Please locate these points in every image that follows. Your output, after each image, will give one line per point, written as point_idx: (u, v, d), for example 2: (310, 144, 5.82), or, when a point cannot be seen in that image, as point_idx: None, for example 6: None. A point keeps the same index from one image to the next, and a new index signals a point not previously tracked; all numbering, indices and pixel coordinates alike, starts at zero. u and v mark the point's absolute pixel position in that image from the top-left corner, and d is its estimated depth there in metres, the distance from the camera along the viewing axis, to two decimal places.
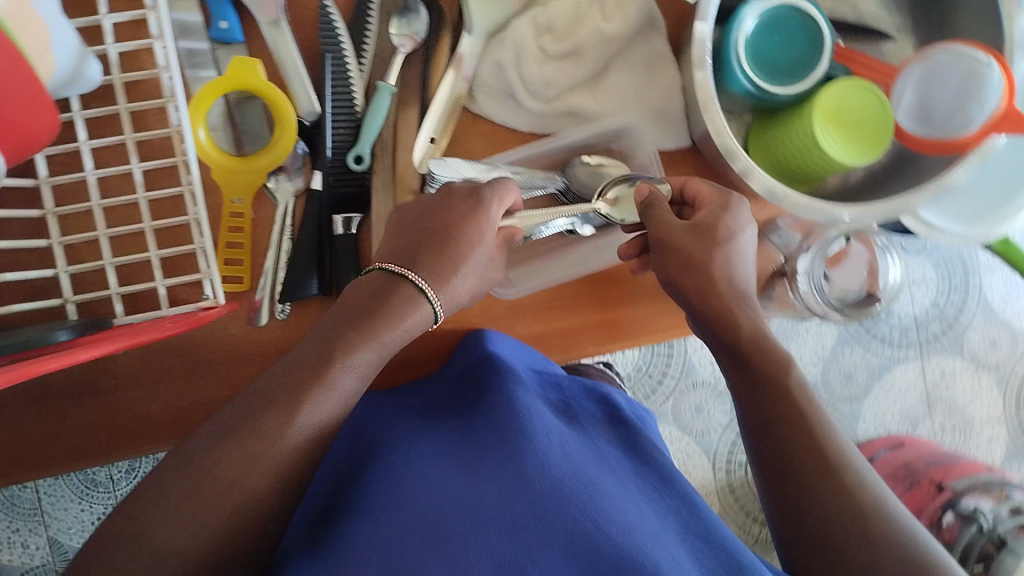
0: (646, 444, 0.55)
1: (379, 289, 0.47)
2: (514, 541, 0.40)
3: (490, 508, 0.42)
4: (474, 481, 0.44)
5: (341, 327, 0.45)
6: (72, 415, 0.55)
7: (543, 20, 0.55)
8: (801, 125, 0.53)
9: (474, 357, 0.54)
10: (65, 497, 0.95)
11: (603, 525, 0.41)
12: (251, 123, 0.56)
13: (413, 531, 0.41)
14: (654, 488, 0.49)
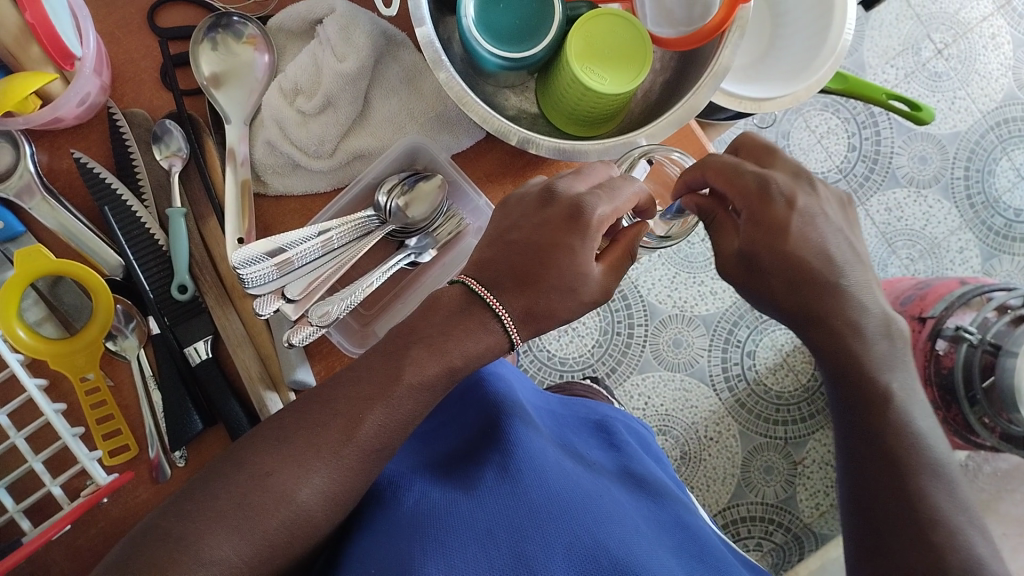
0: (633, 463, 0.59)
1: (458, 309, 0.47)
2: (509, 554, 0.42)
3: (485, 522, 0.44)
4: (470, 493, 0.47)
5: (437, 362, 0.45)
6: None
7: (288, 85, 0.55)
8: (566, 75, 0.53)
9: (467, 381, 0.60)
10: None
11: (594, 522, 0.45)
12: (71, 301, 0.56)
13: (413, 525, 0.44)
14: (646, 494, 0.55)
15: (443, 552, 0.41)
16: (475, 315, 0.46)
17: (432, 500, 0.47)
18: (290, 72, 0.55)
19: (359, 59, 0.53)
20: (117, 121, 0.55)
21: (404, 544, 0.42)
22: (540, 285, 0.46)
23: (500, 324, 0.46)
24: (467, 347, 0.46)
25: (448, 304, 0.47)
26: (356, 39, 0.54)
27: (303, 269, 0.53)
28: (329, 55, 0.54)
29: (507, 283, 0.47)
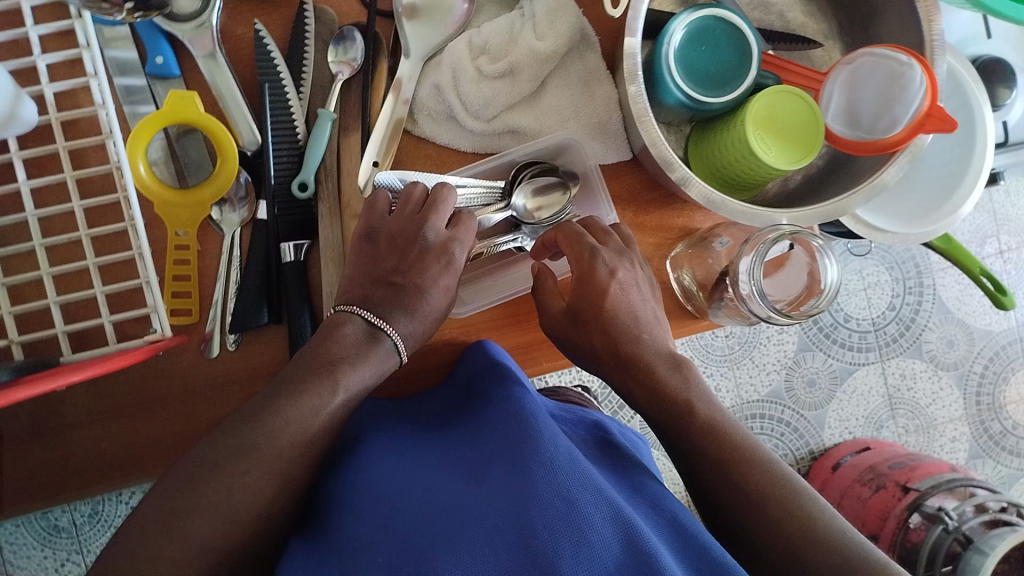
0: (639, 465, 0.57)
1: (360, 338, 0.49)
2: (520, 550, 0.41)
3: (489, 517, 0.43)
4: (478, 486, 0.46)
5: (315, 366, 0.47)
6: (26, 459, 0.54)
7: (478, 41, 0.56)
8: (734, 133, 0.54)
9: (476, 368, 0.55)
10: (28, 544, 0.96)
11: (605, 512, 0.43)
12: (192, 156, 0.55)
13: (428, 525, 0.44)
14: (644, 484, 0.53)
15: (459, 561, 0.41)
16: (377, 342, 0.49)
17: (444, 492, 0.46)
18: (485, 30, 0.56)
19: (555, 44, 0.55)
20: (306, 12, 0.56)
21: (416, 552, 0.42)
22: (398, 296, 0.51)
23: (396, 351, 0.50)
24: (380, 368, 0.49)
25: (347, 333, 0.49)
26: (560, 26, 0.55)
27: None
28: (529, 30, 0.55)
29: (397, 316, 0.51)
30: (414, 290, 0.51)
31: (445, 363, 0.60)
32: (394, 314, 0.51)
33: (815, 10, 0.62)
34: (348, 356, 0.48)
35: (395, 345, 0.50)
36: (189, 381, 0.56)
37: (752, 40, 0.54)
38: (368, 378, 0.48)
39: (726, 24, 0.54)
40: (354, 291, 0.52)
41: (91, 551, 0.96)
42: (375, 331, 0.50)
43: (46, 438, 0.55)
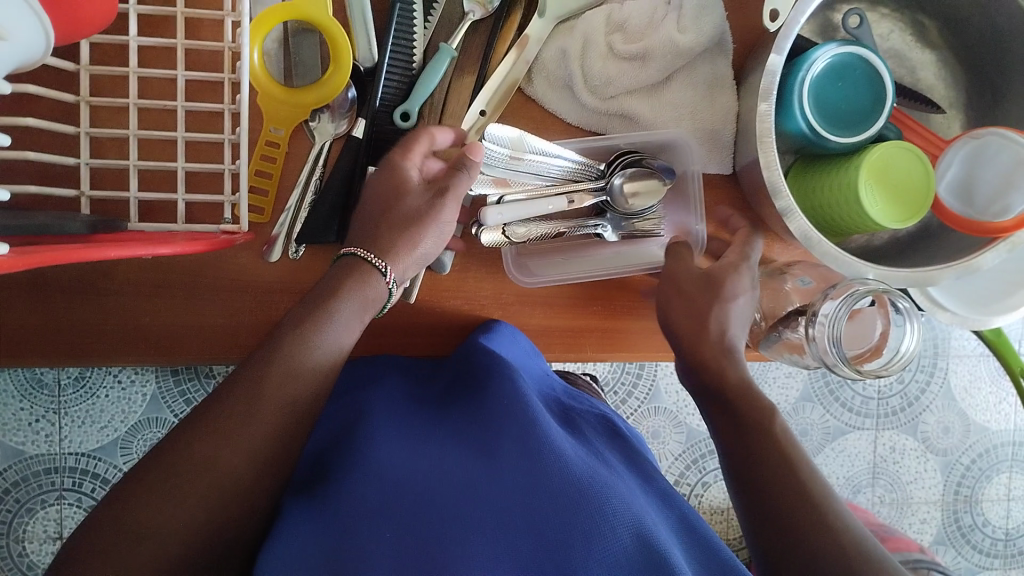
0: (645, 455, 0.55)
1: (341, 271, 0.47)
2: (528, 538, 0.41)
3: (494, 507, 0.43)
4: (484, 473, 0.45)
5: (302, 316, 0.44)
6: (64, 313, 0.54)
7: (617, 18, 0.54)
8: (844, 175, 0.53)
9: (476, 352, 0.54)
10: (6, 392, 0.92)
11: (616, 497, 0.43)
12: (305, 56, 0.54)
13: (430, 504, 0.43)
14: (648, 470, 0.52)
15: (466, 544, 0.40)
16: (360, 271, 0.47)
17: (447, 468, 0.46)
18: (628, 7, 0.54)
19: (695, 42, 0.53)
20: None
21: (417, 534, 0.41)
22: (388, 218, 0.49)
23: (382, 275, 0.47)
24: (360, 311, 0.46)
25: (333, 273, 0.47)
26: (703, 24, 0.54)
27: (525, 175, 0.55)
28: (672, 21, 0.54)
29: (384, 239, 0.48)
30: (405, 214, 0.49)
31: None
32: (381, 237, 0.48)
33: (948, 75, 0.61)
34: (320, 296, 0.45)
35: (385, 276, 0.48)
36: (245, 279, 0.55)
37: (890, 89, 0.53)
38: (343, 327, 0.45)
39: (867, 67, 0.53)
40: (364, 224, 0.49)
41: (68, 414, 0.94)
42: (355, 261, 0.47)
43: (89, 297, 0.54)
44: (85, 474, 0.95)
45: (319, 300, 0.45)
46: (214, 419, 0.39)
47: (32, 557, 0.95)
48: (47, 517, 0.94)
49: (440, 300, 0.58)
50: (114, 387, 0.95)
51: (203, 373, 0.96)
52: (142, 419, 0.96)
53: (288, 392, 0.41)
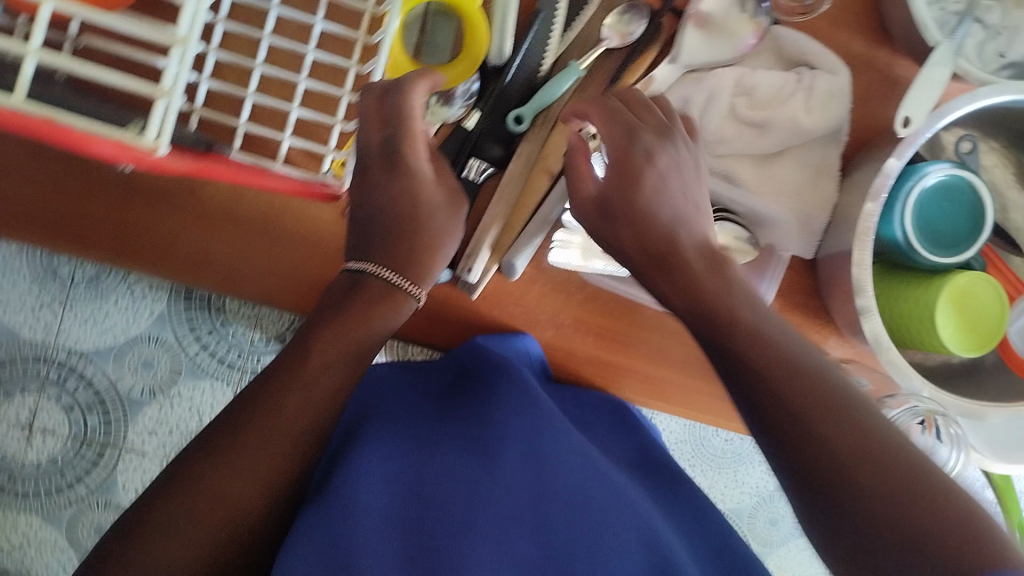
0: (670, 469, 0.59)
1: (352, 287, 0.48)
2: (536, 547, 0.47)
3: (512, 515, 0.48)
4: (494, 476, 0.49)
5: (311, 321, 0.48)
6: (142, 222, 0.54)
7: (747, 83, 0.55)
8: (926, 291, 0.53)
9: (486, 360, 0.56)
10: (20, 273, 0.93)
11: (624, 527, 0.49)
12: (438, 39, 0.54)
13: (442, 508, 0.46)
14: (662, 483, 0.57)
15: (482, 551, 0.45)
16: (374, 288, 0.48)
17: (454, 466, 0.49)
18: (760, 75, 0.55)
19: (818, 124, 0.54)
20: None
21: (430, 535, 0.45)
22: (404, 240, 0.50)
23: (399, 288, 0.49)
24: (384, 316, 0.48)
25: (339, 289, 0.49)
26: (830, 110, 0.54)
27: None
28: (800, 100, 0.54)
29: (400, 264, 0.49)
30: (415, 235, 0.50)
31: (542, 343, 0.60)
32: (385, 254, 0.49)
33: None
34: (340, 313, 0.47)
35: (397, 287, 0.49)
36: (319, 234, 0.56)
37: (988, 221, 0.54)
38: (353, 330, 0.47)
39: (973, 196, 0.54)
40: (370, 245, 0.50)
41: (72, 309, 0.94)
42: (362, 277, 0.48)
43: (165, 210, 0.54)
44: (70, 372, 0.95)
45: (341, 317, 0.47)
46: (226, 453, 0.42)
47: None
48: (24, 403, 0.96)
49: (499, 304, 0.59)
50: (125, 295, 0.94)
51: (215, 306, 0.96)
52: (140, 334, 0.95)
53: (292, 419, 0.44)
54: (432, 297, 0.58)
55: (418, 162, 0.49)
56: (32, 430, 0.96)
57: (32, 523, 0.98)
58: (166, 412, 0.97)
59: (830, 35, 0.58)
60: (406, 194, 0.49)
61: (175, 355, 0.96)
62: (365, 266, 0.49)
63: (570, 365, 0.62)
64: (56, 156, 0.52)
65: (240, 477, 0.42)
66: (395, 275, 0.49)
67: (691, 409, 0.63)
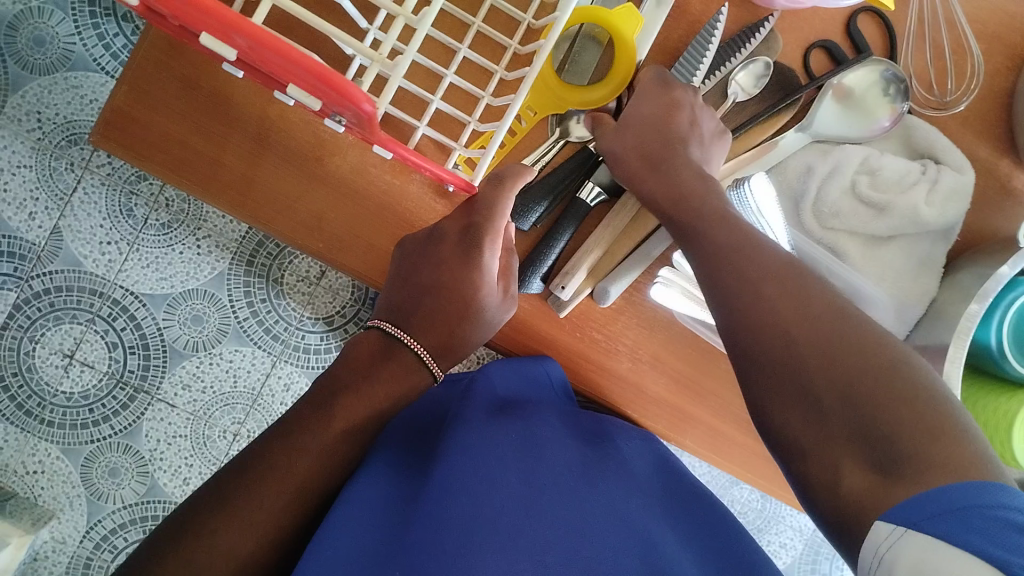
0: (702, 499, 0.56)
1: (376, 354, 0.51)
2: (533, 537, 0.44)
3: (504, 520, 0.44)
4: (484, 488, 0.46)
5: (340, 375, 0.50)
6: (263, 176, 0.55)
7: (873, 163, 0.56)
8: (1007, 403, 0.53)
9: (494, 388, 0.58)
10: (96, 205, 0.94)
11: (623, 532, 0.46)
12: (584, 60, 0.55)
13: (436, 502, 0.45)
14: (687, 512, 0.53)
15: (479, 524, 0.43)
16: (397, 360, 0.51)
17: (453, 467, 0.47)
18: (887, 159, 0.55)
19: (936, 217, 0.55)
20: (760, 27, 0.55)
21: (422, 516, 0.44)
22: (450, 311, 0.53)
23: (425, 368, 0.52)
24: (400, 386, 0.51)
25: (367, 352, 0.51)
26: (948, 206, 0.55)
27: None
28: (923, 190, 0.55)
29: (429, 337, 0.53)
30: (451, 318, 0.53)
31: (614, 375, 0.60)
32: (416, 329, 0.53)
33: None
34: (368, 382, 0.50)
35: (419, 359, 0.52)
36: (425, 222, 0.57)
37: None
38: (379, 397, 0.50)
39: None
40: (421, 314, 0.53)
41: (138, 250, 0.95)
42: (393, 345, 0.52)
43: (290, 169, 0.55)
44: (122, 311, 0.96)
45: (371, 386, 0.49)
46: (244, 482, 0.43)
47: (34, 362, 0.95)
48: (70, 331, 0.95)
49: (584, 327, 0.59)
50: (191, 247, 0.96)
51: (274, 279, 0.98)
52: (199, 287, 0.97)
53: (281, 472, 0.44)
54: (519, 310, 0.58)
55: (489, 261, 0.52)
56: (71, 360, 0.96)
57: (49, 452, 0.95)
58: (204, 370, 0.98)
59: (956, 135, 0.59)
60: (463, 280, 0.52)
61: (225, 315, 0.98)
62: (402, 337, 0.52)
63: (635, 409, 0.61)
64: (199, 91, 0.53)
65: (252, 518, 0.43)
66: (422, 350, 0.52)
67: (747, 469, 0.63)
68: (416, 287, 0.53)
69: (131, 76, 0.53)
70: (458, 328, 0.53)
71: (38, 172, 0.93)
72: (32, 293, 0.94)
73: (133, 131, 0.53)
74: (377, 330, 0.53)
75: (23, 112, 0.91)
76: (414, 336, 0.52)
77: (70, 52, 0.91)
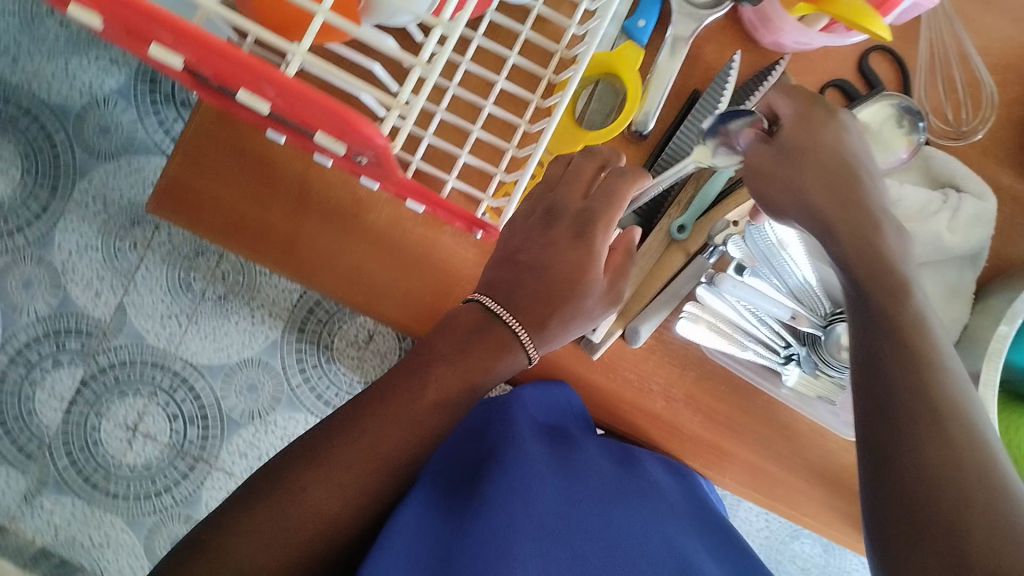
0: (727, 527, 0.58)
1: (472, 327, 0.50)
2: (572, 554, 0.46)
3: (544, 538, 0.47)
4: (525, 506, 0.49)
5: (431, 350, 0.49)
6: (306, 233, 0.58)
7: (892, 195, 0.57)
8: None
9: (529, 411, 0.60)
10: (157, 281, 0.99)
11: (656, 552, 0.48)
12: (599, 109, 0.58)
13: (482, 518, 0.48)
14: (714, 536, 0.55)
15: (521, 541, 0.46)
16: (493, 331, 0.50)
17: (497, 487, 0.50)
18: (906, 190, 0.57)
19: (959, 243, 0.55)
20: (772, 71, 0.57)
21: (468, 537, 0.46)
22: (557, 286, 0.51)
23: (522, 346, 0.51)
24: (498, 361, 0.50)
25: (463, 324, 0.50)
26: (972, 233, 0.56)
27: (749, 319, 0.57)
28: (945, 218, 0.55)
29: (528, 311, 0.51)
30: (559, 294, 0.51)
31: (650, 416, 0.60)
32: (517, 304, 0.51)
33: None
34: (457, 355, 0.49)
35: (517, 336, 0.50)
36: (459, 272, 0.60)
37: None
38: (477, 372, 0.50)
39: None
40: (516, 288, 0.51)
41: (196, 322, 0.99)
42: (488, 321, 0.50)
43: (332, 227, 0.59)
44: (182, 383, 1.00)
45: (458, 362, 0.49)
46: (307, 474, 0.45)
47: (101, 436, 1.00)
48: (134, 404, 1.00)
49: (617, 368, 0.60)
50: (246, 317, 0.99)
51: (324, 345, 1.00)
52: (253, 356, 1.00)
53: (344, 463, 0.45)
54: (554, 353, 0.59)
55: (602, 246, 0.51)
56: (135, 432, 1.00)
57: (115, 524, 0.99)
58: (259, 438, 1.01)
59: (978, 164, 0.60)
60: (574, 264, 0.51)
61: (279, 383, 1.00)
62: (499, 310, 0.51)
63: (675, 448, 0.61)
64: (245, 161, 0.57)
65: (312, 507, 0.44)
66: (519, 326, 0.50)
67: (793, 506, 0.62)
68: (520, 266, 0.52)
69: (185, 147, 0.56)
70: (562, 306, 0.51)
71: (104, 254, 0.98)
72: (98, 369, 0.99)
73: (188, 198, 0.57)
74: (475, 303, 0.51)
75: (91, 196, 0.97)
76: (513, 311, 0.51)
77: (133, 136, 0.96)
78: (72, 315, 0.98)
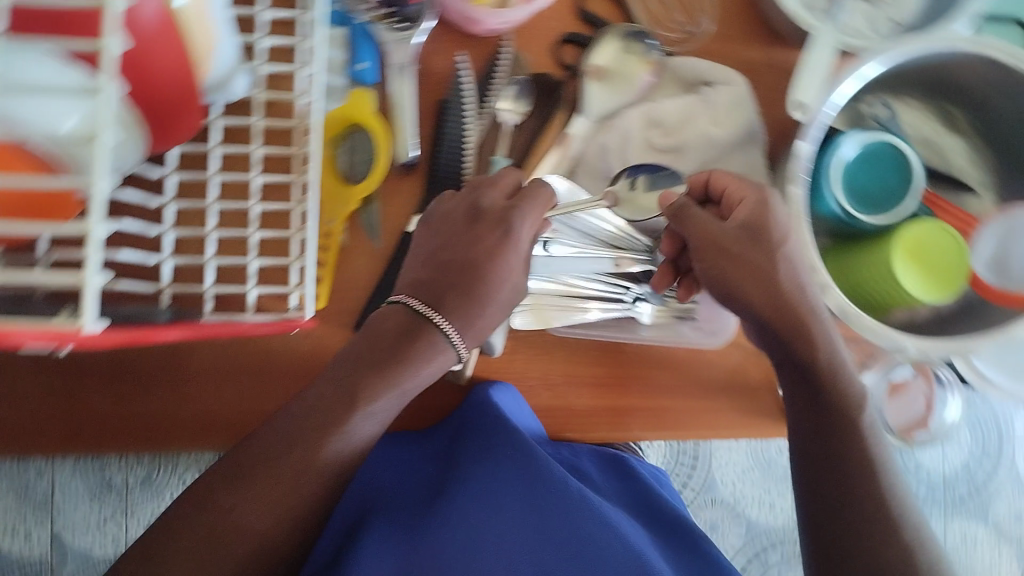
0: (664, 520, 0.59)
1: (404, 329, 0.50)
2: None
3: None
4: None
5: (360, 360, 0.49)
6: (140, 404, 0.57)
7: (655, 115, 0.59)
8: (878, 254, 0.55)
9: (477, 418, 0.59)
10: (77, 493, 0.97)
11: None
12: (358, 155, 0.57)
13: (437, 535, 0.55)
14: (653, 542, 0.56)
15: None
16: (422, 331, 0.50)
17: None
18: (664, 105, 0.59)
19: (727, 134, 0.58)
20: (501, 55, 0.59)
21: None
22: (469, 282, 0.52)
23: (450, 343, 0.51)
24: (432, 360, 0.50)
25: (392, 326, 0.50)
26: (734, 118, 0.58)
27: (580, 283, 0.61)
28: (705, 116, 0.59)
29: (450, 301, 0.51)
30: (478, 280, 0.52)
31: (541, 409, 0.61)
32: (448, 301, 0.51)
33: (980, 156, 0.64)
34: (391, 359, 0.49)
35: (446, 336, 0.51)
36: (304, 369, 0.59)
37: (918, 173, 0.56)
38: (417, 375, 0.50)
39: (900, 153, 0.57)
40: (419, 282, 0.52)
41: (133, 513, 0.97)
42: (419, 321, 0.50)
43: (163, 387, 0.57)
44: None
45: (394, 364, 0.49)
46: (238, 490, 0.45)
47: None
48: None
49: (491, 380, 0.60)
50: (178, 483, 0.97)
51: None
52: None
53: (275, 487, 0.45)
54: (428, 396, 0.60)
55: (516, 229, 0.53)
56: None
57: None
58: None
59: (722, 49, 0.62)
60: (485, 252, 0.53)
61: None
62: (428, 310, 0.51)
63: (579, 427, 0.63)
64: (52, 365, 0.55)
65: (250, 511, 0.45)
66: (448, 326, 0.51)
67: (707, 425, 0.63)
68: (437, 261, 0.53)
69: None
70: (480, 294, 0.52)
71: (13, 494, 0.96)
72: None
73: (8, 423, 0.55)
74: (403, 304, 0.51)
75: None
76: (442, 313, 0.51)
77: None
78: (12, 566, 0.96)
